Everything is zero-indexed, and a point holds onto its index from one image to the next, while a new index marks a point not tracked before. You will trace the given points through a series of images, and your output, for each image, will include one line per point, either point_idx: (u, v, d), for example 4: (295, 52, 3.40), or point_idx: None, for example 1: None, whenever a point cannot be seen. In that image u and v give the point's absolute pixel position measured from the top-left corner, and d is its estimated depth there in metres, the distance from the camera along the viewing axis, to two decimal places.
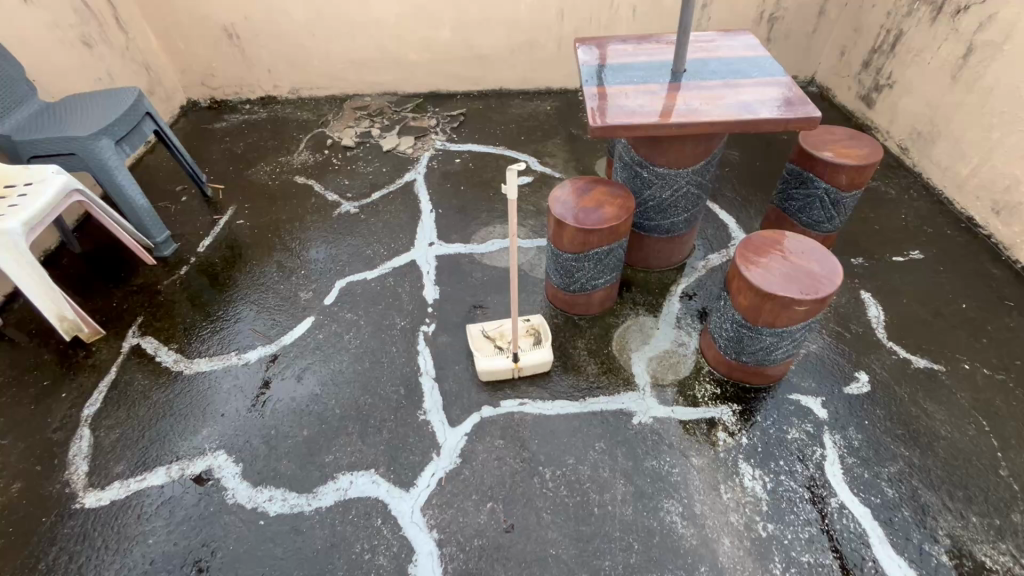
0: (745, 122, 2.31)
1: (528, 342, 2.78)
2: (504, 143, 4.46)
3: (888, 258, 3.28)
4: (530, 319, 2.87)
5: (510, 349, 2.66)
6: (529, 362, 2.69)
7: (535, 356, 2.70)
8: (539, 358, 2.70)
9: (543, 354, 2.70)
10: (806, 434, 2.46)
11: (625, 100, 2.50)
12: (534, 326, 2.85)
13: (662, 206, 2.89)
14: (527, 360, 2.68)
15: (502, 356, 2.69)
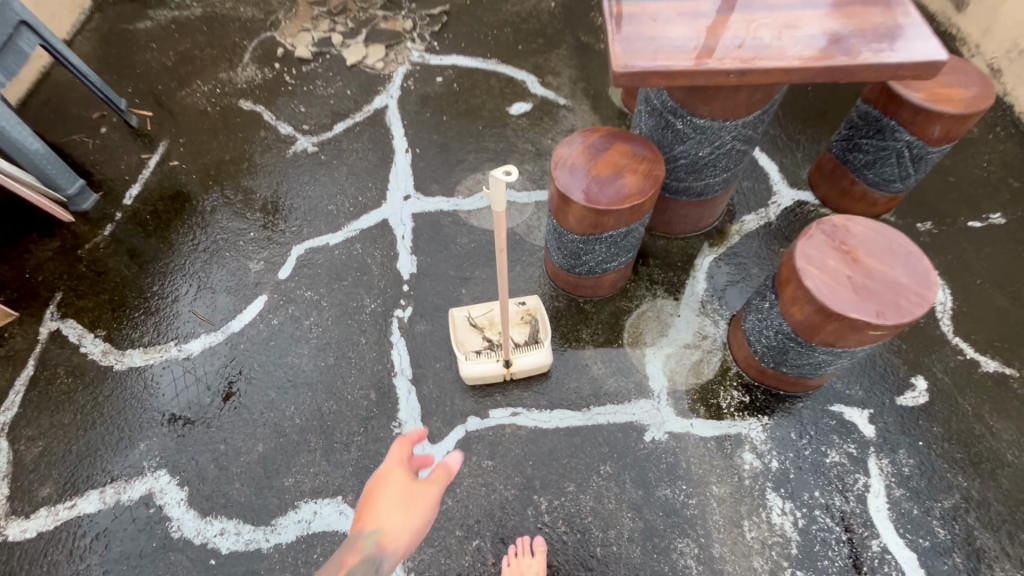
0: (839, 68, 1.60)
1: (521, 336, 2.29)
2: (496, 54, 3.59)
3: (962, 223, 2.69)
4: (524, 302, 2.34)
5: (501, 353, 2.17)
6: (523, 366, 2.22)
7: (531, 357, 2.23)
8: (535, 361, 2.23)
9: (540, 356, 2.23)
10: (849, 458, 2.09)
11: (662, 26, 1.75)
12: (530, 311, 2.33)
13: (696, 165, 2.25)
14: (522, 362, 2.22)
15: (491, 358, 2.20)
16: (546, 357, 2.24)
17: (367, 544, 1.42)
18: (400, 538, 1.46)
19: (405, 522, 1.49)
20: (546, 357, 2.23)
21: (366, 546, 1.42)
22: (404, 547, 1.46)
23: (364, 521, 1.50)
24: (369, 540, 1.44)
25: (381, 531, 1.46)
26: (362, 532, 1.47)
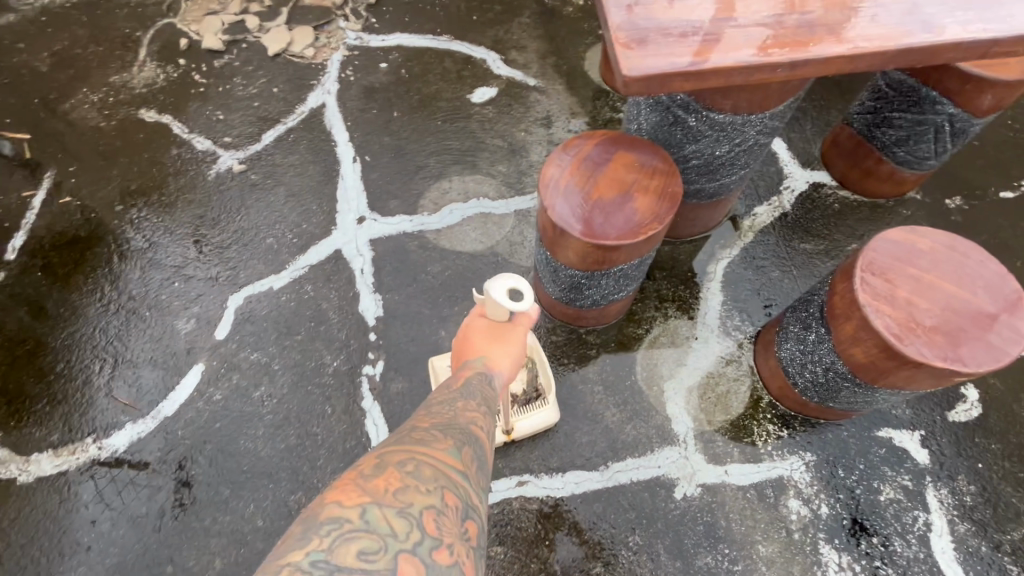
0: (917, 49, 1.23)
1: (520, 387, 1.94)
2: (448, 28, 3.03)
3: (993, 195, 2.40)
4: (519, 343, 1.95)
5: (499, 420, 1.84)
6: (527, 427, 1.90)
7: (536, 416, 1.91)
8: (541, 419, 1.91)
9: (546, 412, 1.92)
10: (905, 492, 1.84)
11: (679, 1, 1.31)
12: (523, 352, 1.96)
13: (711, 166, 1.85)
14: (524, 422, 1.90)
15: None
16: (552, 413, 1.93)
17: (478, 366, 1.37)
18: (505, 363, 1.43)
19: (506, 347, 1.45)
20: (552, 412, 1.93)
21: (477, 368, 1.36)
22: (509, 369, 1.44)
23: (468, 353, 1.44)
24: (477, 364, 1.38)
25: (489, 359, 1.41)
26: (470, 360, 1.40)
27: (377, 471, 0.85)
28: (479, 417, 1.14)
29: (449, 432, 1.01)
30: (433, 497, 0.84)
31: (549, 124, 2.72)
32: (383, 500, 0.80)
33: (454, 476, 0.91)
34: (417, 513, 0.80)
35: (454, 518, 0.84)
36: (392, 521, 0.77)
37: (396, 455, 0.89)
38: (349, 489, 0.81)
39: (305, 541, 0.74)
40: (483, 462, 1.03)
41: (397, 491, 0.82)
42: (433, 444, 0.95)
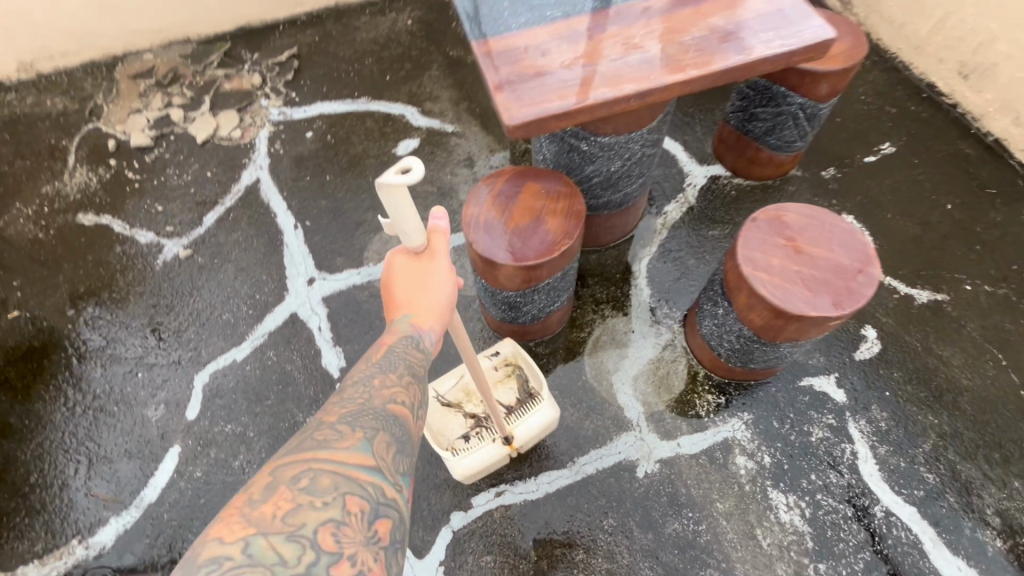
0: (738, 67, 1.51)
1: (512, 395, 2.03)
2: (365, 92, 3.27)
3: (859, 161, 2.78)
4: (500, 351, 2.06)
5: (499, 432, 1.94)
6: (528, 429, 2.00)
7: (535, 417, 1.99)
8: (540, 419, 2.00)
9: (545, 409, 2.00)
10: (831, 430, 2.10)
11: (543, 58, 1.57)
12: (507, 361, 2.07)
13: (611, 180, 2.12)
14: (523, 429, 1.98)
15: (487, 439, 1.96)
16: (551, 408, 2.01)
17: (399, 329, 1.31)
18: (430, 316, 1.34)
19: (430, 295, 1.35)
20: (552, 407, 2.01)
21: (399, 331, 1.31)
22: (440, 323, 1.36)
23: (392, 308, 1.37)
24: (399, 326, 1.32)
25: (413, 313, 1.33)
26: (393, 320, 1.35)
27: (267, 496, 0.89)
28: (398, 392, 1.16)
29: (357, 425, 1.03)
30: (330, 509, 0.89)
31: (472, 163, 2.96)
32: (269, 528, 0.85)
33: (358, 478, 0.95)
34: (311, 533, 0.85)
35: (358, 523, 0.89)
36: (280, 548, 0.83)
37: (291, 472, 0.92)
38: (233, 522, 0.85)
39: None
40: (405, 442, 1.07)
41: (285, 516, 0.86)
42: (335, 446, 0.98)
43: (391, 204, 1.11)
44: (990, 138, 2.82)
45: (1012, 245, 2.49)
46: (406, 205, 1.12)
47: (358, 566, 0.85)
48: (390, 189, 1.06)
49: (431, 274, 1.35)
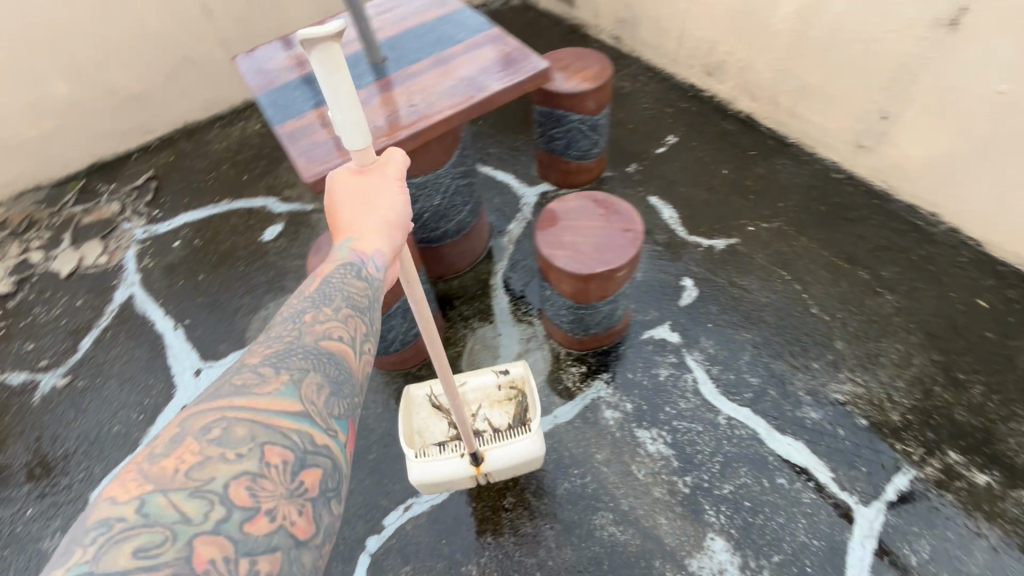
0: (478, 102, 1.94)
1: (503, 420, 2.22)
2: (226, 193, 3.53)
3: (652, 154, 3.41)
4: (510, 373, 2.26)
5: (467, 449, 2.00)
6: (504, 459, 2.05)
7: (516, 447, 2.06)
8: (522, 450, 2.06)
9: (530, 444, 2.06)
10: (673, 366, 2.49)
11: (333, 128, 1.97)
12: (514, 386, 2.26)
13: (440, 212, 2.51)
14: (497, 458, 2.05)
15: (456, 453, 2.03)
16: (538, 445, 2.06)
17: (340, 255, 1.23)
18: (374, 238, 1.25)
19: (375, 215, 1.27)
20: (538, 445, 2.06)
21: (340, 257, 1.22)
22: (385, 244, 1.27)
23: (334, 234, 1.28)
24: (339, 251, 1.24)
25: (356, 237, 1.25)
26: (336, 245, 1.26)
27: (171, 449, 0.82)
28: (335, 326, 1.09)
29: (282, 367, 0.97)
30: (245, 461, 0.83)
31: None
32: (170, 485, 0.78)
33: (281, 425, 0.89)
34: (221, 488, 0.79)
35: (278, 474, 0.84)
36: (181, 506, 0.77)
37: (201, 421, 0.86)
38: (128, 479, 0.78)
39: (70, 552, 0.71)
40: (343, 381, 1.02)
41: (189, 471, 0.80)
42: (255, 392, 0.92)
43: (330, 88, 1.05)
44: (742, 116, 3.50)
45: (775, 188, 3.12)
46: (347, 87, 1.05)
47: (279, 521, 0.81)
48: (328, 59, 1.00)
49: (373, 193, 1.28)
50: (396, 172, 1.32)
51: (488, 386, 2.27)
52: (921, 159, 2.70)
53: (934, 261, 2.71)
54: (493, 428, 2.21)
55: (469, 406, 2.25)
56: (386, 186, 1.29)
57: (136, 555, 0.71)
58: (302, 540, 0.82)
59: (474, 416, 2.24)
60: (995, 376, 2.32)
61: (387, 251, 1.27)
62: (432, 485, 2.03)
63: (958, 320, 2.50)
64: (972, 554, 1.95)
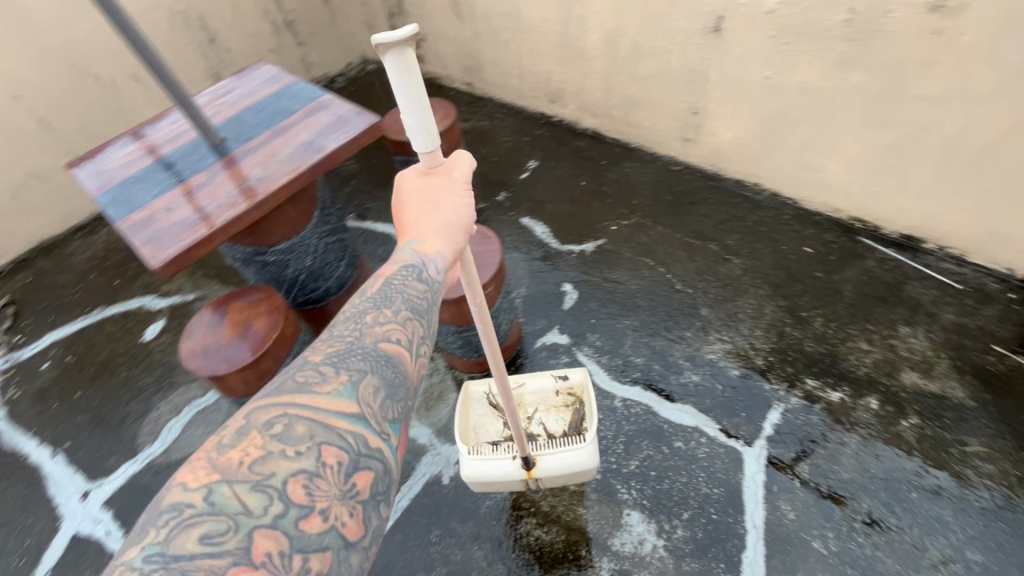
0: (318, 162, 2.11)
1: (560, 426, 2.21)
2: (97, 301, 3.36)
3: (518, 180, 3.69)
4: (567, 380, 2.26)
5: (519, 452, 1.99)
6: (557, 467, 2.02)
7: (570, 456, 2.03)
8: (576, 459, 2.02)
9: (586, 453, 2.02)
10: (567, 366, 2.66)
11: (179, 210, 2.02)
12: (574, 392, 2.26)
13: (315, 272, 2.56)
14: (549, 462, 2.02)
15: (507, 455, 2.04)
16: (593, 455, 2.02)
17: (403, 256, 1.35)
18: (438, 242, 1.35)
19: (440, 218, 1.37)
20: (594, 455, 2.02)
21: (404, 257, 1.35)
22: (447, 248, 1.36)
23: (404, 234, 1.41)
24: (406, 252, 1.36)
25: (421, 240, 1.37)
26: (403, 245, 1.39)
27: (236, 441, 0.94)
28: (393, 329, 1.21)
29: (343, 368, 1.10)
30: (304, 459, 0.94)
31: None
32: (235, 477, 0.90)
33: (338, 426, 1.01)
34: (281, 484, 0.90)
35: (331, 475, 0.95)
36: (244, 497, 0.88)
37: (267, 415, 0.98)
38: (198, 467, 0.91)
39: (145, 530, 0.84)
40: (397, 384, 1.14)
41: (252, 464, 0.91)
42: (317, 390, 1.04)
43: (401, 91, 1.14)
44: (590, 132, 3.87)
45: (628, 188, 3.48)
46: (416, 91, 1.14)
47: (331, 521, 0.91)
48: (399, 64, 1.10)
49: (441, 196, 1.38)
50: (462, 180, 1.41)
51: (544, 392, 2.28)
52: (733, 141, 3.13)
53: (766, 223, 3.13)
54: (548, 434, 2.21)
55: (527, 408, 2.26)
56: (452, 190, 1.39)
57: (202, 541, 0.83)
58: (350, 541, 0.92)
59: (530, 420, 2.24)
60: (829, 307, 2.70)
61: (448, 255, 1.36)
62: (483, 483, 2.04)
63: (793, 267, 2.89)
64: (842, 463, 2.21)
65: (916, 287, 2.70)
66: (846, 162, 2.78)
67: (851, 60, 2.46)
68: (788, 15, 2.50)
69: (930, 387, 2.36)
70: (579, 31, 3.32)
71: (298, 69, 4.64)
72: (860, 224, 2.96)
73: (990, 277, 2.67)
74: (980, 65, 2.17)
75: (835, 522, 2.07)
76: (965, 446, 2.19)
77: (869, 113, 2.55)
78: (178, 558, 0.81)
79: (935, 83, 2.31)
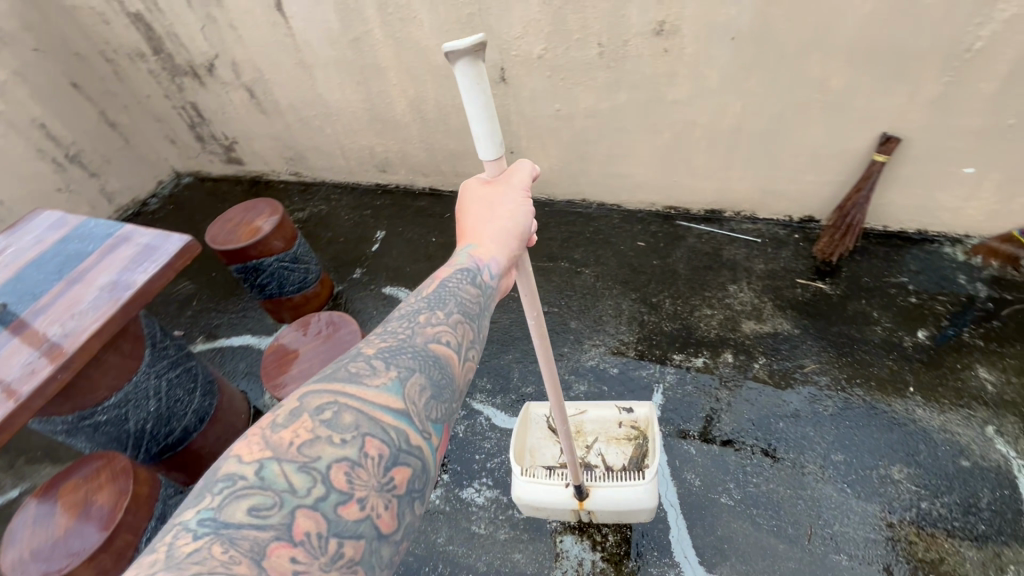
0: (128, 300, 1.92)
1: (621, 459, 2.23)
2: None
3: (370, 253, 3.68)
4: (632, 413, 2.28)
5: (573, 480, 2.01)
6: (611, 501, 2.02)
7: (626, 492, 2.01)
8: (633, 496, 2.00)
9: (643, 492, 1.99)
10: (466, 417, 2.66)
11: None
12: (638, 425, 2.28)
13: (164, 416, 2.30)
14: (605, 494, 2.03)
15: (560, 483, 2.04)
16: (651, 496, 1.98)
17: (459, 260, 1.39)
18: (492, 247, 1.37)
19: (495, 224, 1.40)
20: (651, 496, 1.98)
21: (460, 260, 1.39)
22: (502, 254, 1.39)
23: (461, 237, 1.45)
24: (462, 256, 1.40)
25: (477, 245, 1.39)
26: (460, 249, 1.43)
27: (289, 422, 0.95)
28: (444, 330, 1.22)
29: (393, 364, 1.10)
30: (348, 448, 0.94)
31: None
32: (285, 456, 0.91)
33: (383, 420, 1.00)
34: (325, 468, 0.90)
35: (372, 466, 0.94)
36: (291, 476, 0.89)
37: (318, 400, 0.99)
38: (253, 442, 0.92)
39: (200, 497, 0.86)
40: (442, 385, 1.13)
41: (302, 446, 0.92)
42: (366, 382, 1.04)
43: (470, 99, 1.14)
44: (428, 190, 4.01)
45: None
46: (485, 99, 1.14)
47: (368, 510, 0.90)
48: (470, 72, 1.10)
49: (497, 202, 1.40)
50: (521, 186, 1.41)
51: (606, 423, 2.31)
52: (552, 168, 3.45)
53: (602, 230, 3.47)
54: (606, 465, 2.23)
55: (586, 436, 2.30)
56: (508, 196, 1.40)
57: (250, 512, 0.84)
58: (383, 533, 0.91)
59: (590, 449, 2.28)
60: (673, 287, 3.04)
61: (501, 260, 1.38)
62: (532, 506, 2.06)
63: (634, 262, 3.23)
64: (722, 417, 2.46)
65: (730, 250, 3.16)
66: (644, 163, 3.21)
67: (616, 83, 2.88)
68: (555, 57, 2.87)
69: (765, 329, 2.75)
70: (385, 103, 3.47)
71: (99, 201, 4.21)
72: (673, 210, 3.42)
73: (778, 226, 3.22)
74: (707, 68, 2.68)
75: (732, 472, 2.29)
76: (804, 368, 2.57)
77: (645, 121, 2.99)
78: (228, 526, 0.82)
79: (684, 88, 2.79)
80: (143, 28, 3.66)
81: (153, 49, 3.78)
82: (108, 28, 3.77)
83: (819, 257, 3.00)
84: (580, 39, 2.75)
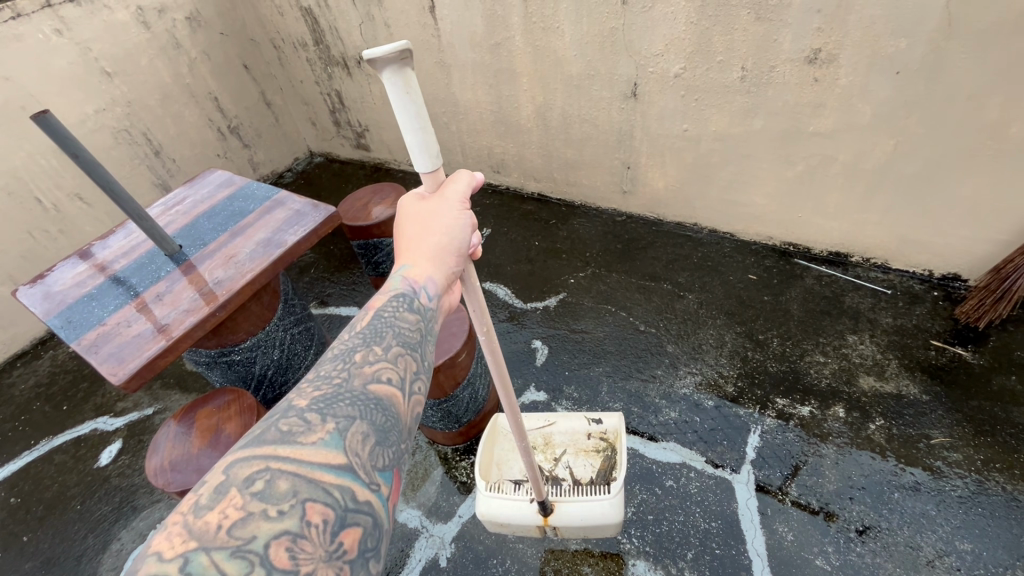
0: (279, 257, 2.16)
1: (586, 473, 2.25)
2: (46, 431, 3.17)
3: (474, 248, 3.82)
4: (601, 425, 2.30)
5: (535, 497, 2.01)
6: (576, 517, 2.01)
7: (591, 508, 2.01)
8: (598, 510, 2.01)
9: (608, 507, 2.00)
10: None
11: (137, 322, 1.99)
12: (609, 437, 2.30)
13: (284, 365, 2.55)
14: (563, 514, 2.02)
15: (525, 498, 2.05)
16: (615, 512, 1.99)
17: (395, 284, 1.39)
18: (427, 267, 1.39)
19: (430, 242, 1.39)
20: (616, 511, 1.98)
21: (396, 285, 1.39)
22: (438, 273, 1.40)
23: (398, 255, 1.45)
24: (397, 279, 1.40)
25: (411, 265, 1.40)
26: (396, 271, 1.43)
27: (215, 502, 0.88)
28: (384, 369, 1.20)
29: (330, 417, 1.05)
30: (287, 520, 0.88)
31: None
32: (212, 543, 0.83)
33: (324, 482, 0.95)
34: (262, 548, 0.84)
35: (317, 535, 0.89)
36: (224, 565, 0.81)
37: (247, 472, 0.92)
38: (174, 532, 0.83)
39: None
40: (387, 429, 1.11)
41: (232, 528, 0.85)
42: (301, 441, 0.99)
43: (401, 109, 1.11)
44: (536, 195, 4.11)
45: (579, 242, 3.67)
46: (415, 106, 1.11)
47: None
48: (397, 82, 1.07)
49: (433, 218, 1.38)
50: (459, 197, 1.39)
51: (576, 435, 2.34)
52: (667, 187, 3.40)
53: (710, 257, 3.35)
54: (574, 478, 2.25)
55: (555, 449, 2.33)
56: (444, 210, 1.37)
57: None
58: None
59: (557, 461, 2.30)
60: (783, 327, 2.87)
61: (438, 280, 1.39)
62: (496, 523, 2.08)
63: (743, 295, 3.08)
64: (825, 474, 2.28)
65: (853, 297, 2.93)
66: (768, 195, 3.07)
67: (753, 108, 2.78)
68: (693, 77, 2.83)
69: (887, 388, 2.52)
70: (512, 106, 3.61)
71: (246, 169, 4.74)
72: (793, 248, 3.23)
73: (913, 280, 2.94)
74: (860, 101, 2.51)
75: (832, 535, 2.11)
76: (931, 440, 2.32)
77: (779, 151, 2.86)
78: None
79: (829, 121, 2.64)
80: (310, 21, 4.07)
81: (314, 40, 4.20)
82: (280, 19, 4.22)
83: (961, 320, 2.70)
84: (722, 61, 2.70)
